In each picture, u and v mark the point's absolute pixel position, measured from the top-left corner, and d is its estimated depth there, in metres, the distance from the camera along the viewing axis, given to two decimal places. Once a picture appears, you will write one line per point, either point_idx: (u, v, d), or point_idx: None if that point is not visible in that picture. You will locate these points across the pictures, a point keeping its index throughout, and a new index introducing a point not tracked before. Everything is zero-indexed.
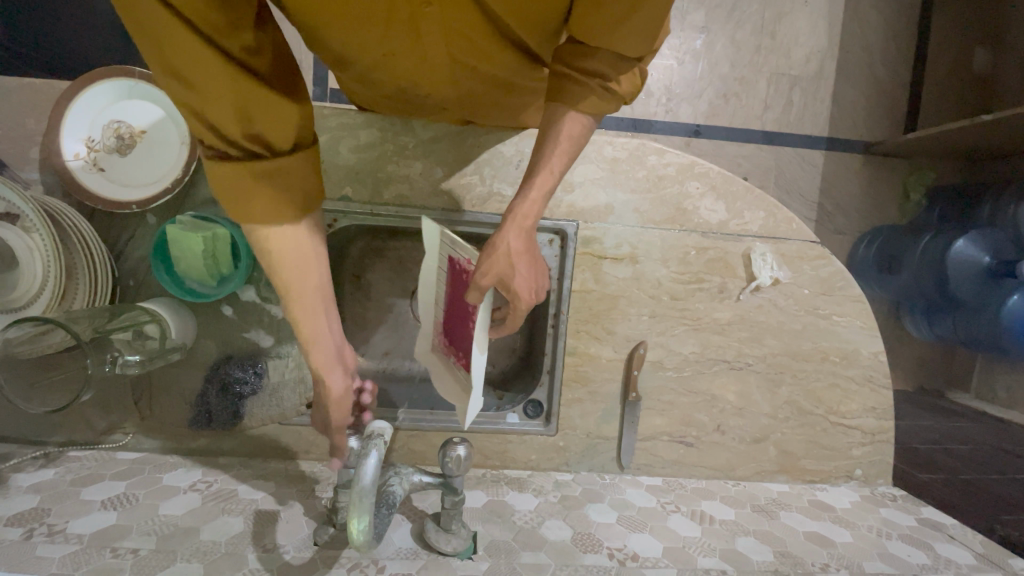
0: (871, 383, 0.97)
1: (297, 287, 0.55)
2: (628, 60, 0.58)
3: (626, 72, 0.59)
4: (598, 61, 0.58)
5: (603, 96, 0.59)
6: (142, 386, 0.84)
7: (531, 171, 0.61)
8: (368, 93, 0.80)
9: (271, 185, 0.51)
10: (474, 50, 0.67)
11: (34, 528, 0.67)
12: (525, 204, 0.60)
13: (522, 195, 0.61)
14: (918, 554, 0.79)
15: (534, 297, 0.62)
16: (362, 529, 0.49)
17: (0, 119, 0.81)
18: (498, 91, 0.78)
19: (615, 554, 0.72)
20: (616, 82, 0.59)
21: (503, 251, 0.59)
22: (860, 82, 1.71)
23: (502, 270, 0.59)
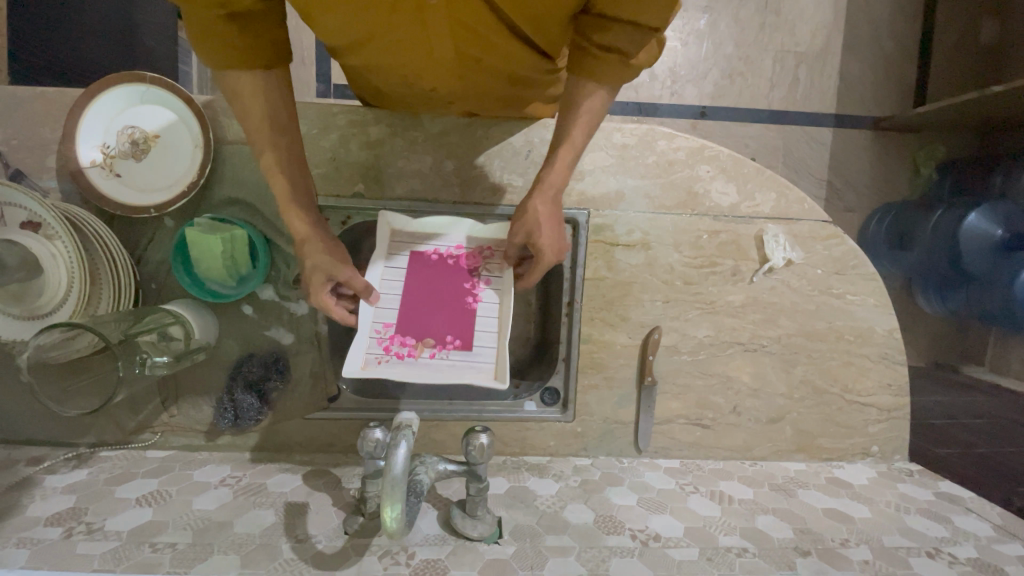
0: (886, 360, 0.98)
1: (263, 132, 0.67)
2: (648, 30, 0.62)
3: (643, 46, 0.63)
4: (618, 32, 0.61)
5: (620, 66, 0.63)
6: (169, 386, 0.87)
7: (556, 142, 0.68)
8: (375, 85, 0.81)
9: (237, 34, 0.60)
10: (481, 43, 0.68)
11: (73, 527, 0.69)
12: (549, 174, 0.68)
13: (548, 166, 0.69)
14: (937, 527, 0.80)
15: (557, 254, 0.71)
16: (396, 517, 0.52)
17: (17, 129, 0.82)
18: (507, 83, 0.79)
19: (637, 535, 0.73)
20: (633, 53, 0.63)
21: (530, 215, 0.68)
22: (867, 56, 1.69)
23: (530, 228, 0.69)
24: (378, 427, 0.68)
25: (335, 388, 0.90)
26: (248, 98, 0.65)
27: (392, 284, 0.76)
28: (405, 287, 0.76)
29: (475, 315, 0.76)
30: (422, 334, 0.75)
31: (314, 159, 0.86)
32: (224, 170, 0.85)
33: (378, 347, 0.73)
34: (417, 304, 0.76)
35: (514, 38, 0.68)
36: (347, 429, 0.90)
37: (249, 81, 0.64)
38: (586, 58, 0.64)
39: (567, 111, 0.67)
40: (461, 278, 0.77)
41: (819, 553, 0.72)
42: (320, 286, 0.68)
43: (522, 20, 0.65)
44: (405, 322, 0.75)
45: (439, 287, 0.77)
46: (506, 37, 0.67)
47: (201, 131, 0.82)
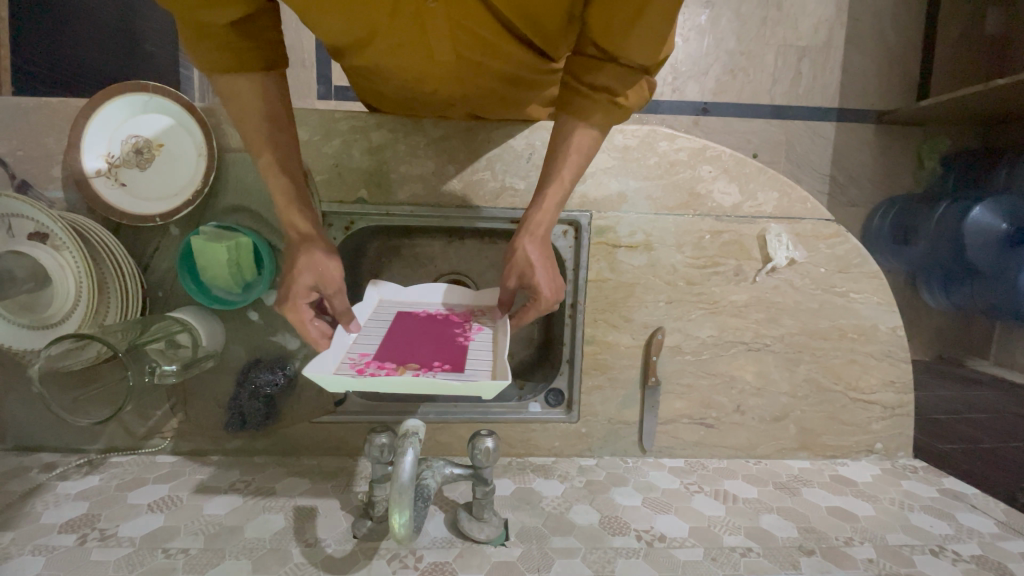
0: (889, 358, 0.98)
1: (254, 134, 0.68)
2: (637, 69, 0.64)
3: (634, 85, 0.65)
4: (606, 74, 0.64)
5: (607, 107, 0.65)
6: (178, 392, 0.88)
7: (544, 183, 0.70)
8: (375, 88, 0.82)
9: (234, 33, 0.61)
10: (482, 47, 0.69)
11: (87, 533, 0.70)
12: (535, 216, 0.69)
13: (536, 205, 0.70)
14: (941, 524, 0.80)
15: (556, 295, 0.69)
16: (404, 523, 0.52)
17: (21, 140, 0.83)
18: (507, 89, 0.79)
19: (642, 536, 0.73)
20: (621, 96, 0.65)
21: (520, 258, 0.69)
22: (870, 49, 1.67)
23: (522, 271, 0.69)
24: (384, 433, 0.69)
25: (340, 392, 0.91)
26: (246, 99, 0.66)
27: (373, 330, 0.75)
28: (385, 332, 0.74)
29: (463, 350, 0.71)
30: (402, 359, 0.68)
31: (317, 165, 0.86)
32: (228, 178, 0.85)
33: (348, 368, 0.65)
34: (399, 340, 0.72)
35: (516, 42, 0.69)
36: (353, 433, 0.91)
37: (248, 84, 0.65)
38: (575, 98, 0.66)
39: (558, 150, 0.69)
40: (448, 325, 0.78)
41: (823, 552, 0.72)
42: (302, 292, 0.68)
43: (524, 26, 0.67)
44: (384, 351, 0.70)
45: (424, 330, 0.76)
46: (507, 42, 0.68)
47: (204, 139, 0.83)
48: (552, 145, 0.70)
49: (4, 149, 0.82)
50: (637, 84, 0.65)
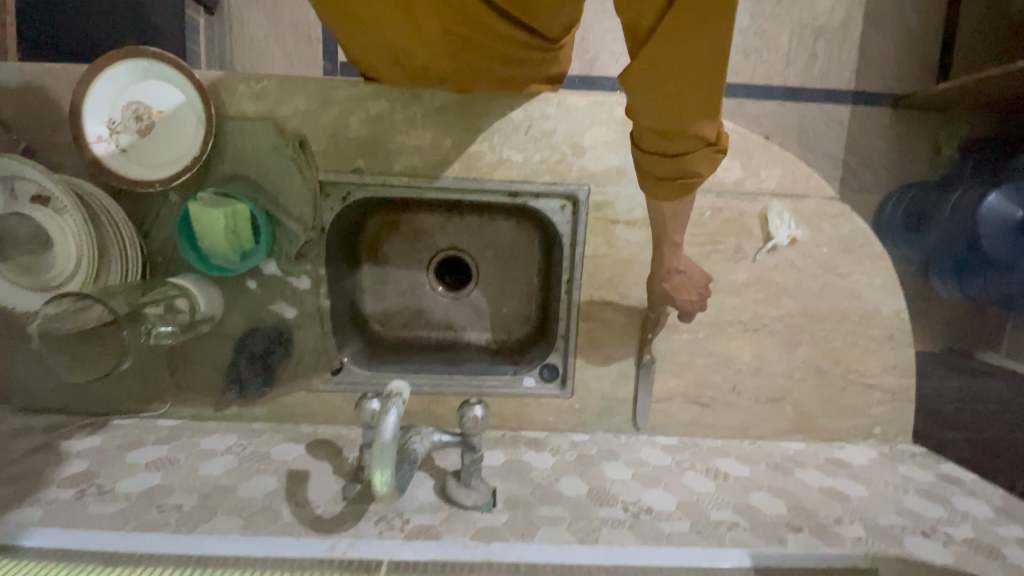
0: (891, 341, 0.96)
1: None
2: (701, 146, 0.58)
3: (705, 161, 0.59)
4: (670, 164, 0.61)
5: (678, 187, 0.63)
6: (177, 357, 0.89)
7: (661, 244, 0.79)
8: (367, 57, 0.80)
9: None
10: (466, 22, 0.65)
11: (85, 488, 0.72)
12: (662, 269, 0.83)
13: (661, 260, 0.82)
14: (935, 508, 0.79)
15: (699, 302, 0.88)
16: (385, 481, 0.53)
17: (26, 105, 0.84)
18: (500, 66, 0.77)
19: (629, 507, 0.73)
20: (694, 173, 0.61)
21: (657, 292, 0.86)
22: (889, 29, 1.62)
23: (666, 301, 0.88)
24: (375, 398, 0.70)
25: (338, 361, 0.93)
26: None
27: None
28: None
29: None
30: None
31: (315, 134, 0.86)
32: (227, 146, 0.85)
33: None
34: None
35: (498, 17, 0.64)
36: (350, 401, 0.92)
37: None
38: (649, 185, 0.66)
39: (664, 221, 0.73)
40: None
41: (811, 529, 0.71)
42: None
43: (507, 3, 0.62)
44: None
45: None
46: (500, 23, 0.65)
47: (204, 107, 0.83)
48: (658, 222, 0.74)
49: (10, 115, 0.84)
50: (705, 157, 0.59)
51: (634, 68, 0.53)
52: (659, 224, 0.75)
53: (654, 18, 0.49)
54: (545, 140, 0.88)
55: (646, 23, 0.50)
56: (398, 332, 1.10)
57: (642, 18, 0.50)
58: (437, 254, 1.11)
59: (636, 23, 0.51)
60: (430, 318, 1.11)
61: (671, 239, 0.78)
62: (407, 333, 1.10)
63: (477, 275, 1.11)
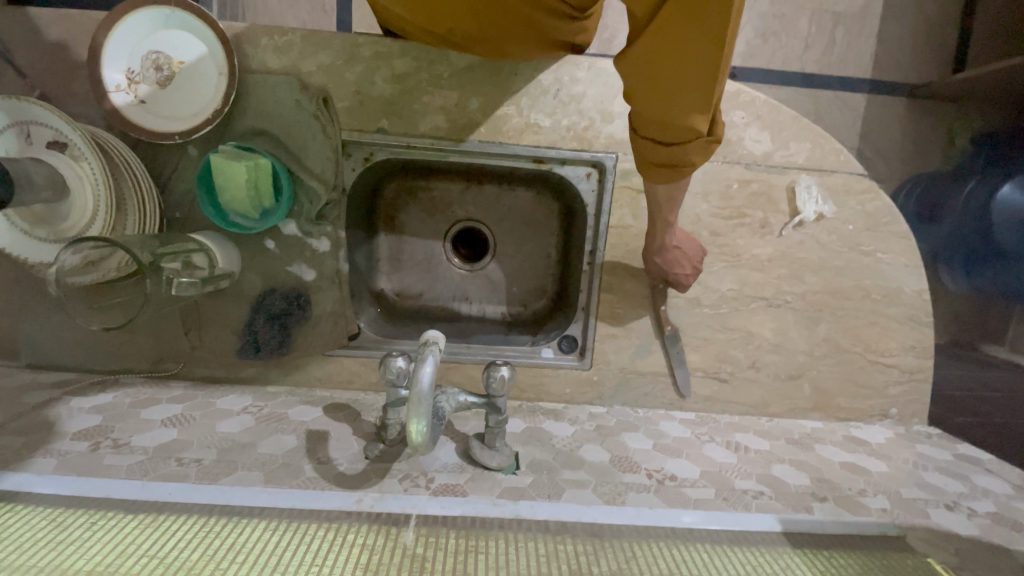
0: (912, 321, 0.96)
1: None
2: (694, 140, 0.57)
3: (698, 151, 0.59)
4: (664, 151, 0.61)
5: (674, 174, 0.63)
6: (192, 316, 0.87)
7: (655, 222, 0.80)
8: (396, 12, 0.78)
9: None
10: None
11: (101, 441, 0.70)
12: (655, 247, 0.84)
13: (653, 236, 0.83)
14: (955, 483, 0.79)
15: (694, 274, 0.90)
16: (421, 430, 0.52)
17: (42, 51, 0.81)
18: (525, 31, 0.75)
19: (653, 474, 0.73)
20: (688, 163, 0.61)
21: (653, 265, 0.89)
22: (910, 17, 1.61)
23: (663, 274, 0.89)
24: (400, 356, 0.68)
25: (355, 326, 0.92)
26: None
27: None
28: None
29: None
30: None
31: (339, 91, 0.84)
32: (249, 100, 0.83)
33: None
34: None
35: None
36: (366, 367, 0.91)
37: None
38: (647, 168, 0.66)
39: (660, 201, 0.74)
40: None
41: (836, 500, 0.71)
42: None
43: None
44: None
45: None
46: None
47: (225, 58, 0.81)
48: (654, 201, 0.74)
49: (25, 61, 0.81)
50: (699, 149, 0.59)
51: (632, 54, 0.54)
52: (655, 205, 0.75)
53: (646, 11, 0.49)
54: (574, 105, 0.86)
55: (640, 13, 0.50)
56: (413, 302, 1.09)
57: (635, 9, 0.50)
58: (454, 225, 1.10)
59: (635, 10, 0.51)
60: (445, 289, 1.09)
61: (665, 219, 0.78)
62: (422, 303, 1.09)
63: (494, 246, 1.10)
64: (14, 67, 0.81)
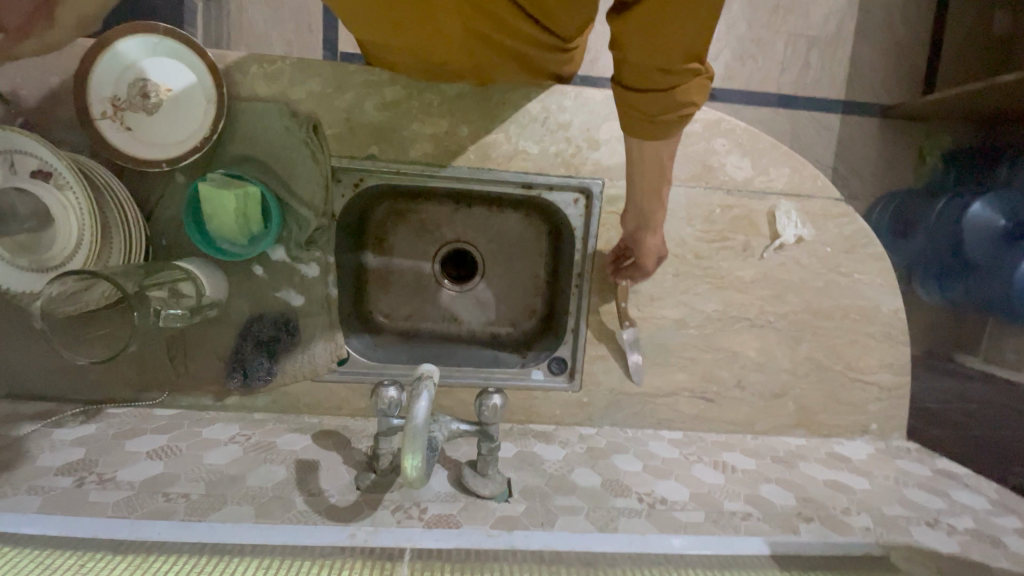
0: (889, 340, 0.99)
1: None
2: (694, 78, 0.57)
3: (698, 88, 0.58)
4: (665, 103, 0.59)
5: (676, 120, 0.61)
6: (177, 344, 0.86)
7: (646, 209, 0.79)
8: (390, 57, 0.79)
9: None
10: (485, 19, 0.64)
11: (85, 476, 0.68)
12: (655, 219, 0.80)
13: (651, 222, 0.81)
14: (935, 499, 0.82)
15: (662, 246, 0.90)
16: (416, 467, 0.52)
17: (24, 77, 0.80)
18: (513, 63, 0.77)
19: (644, 498, 0.73)
20: (688, 105, 0.59)
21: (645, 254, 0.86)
22: (879, 42, 1.67)
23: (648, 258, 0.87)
24: (392, 386, 0.69)
25: (344, 351, 0.91)
26: None
27: None
28: None
29: None
30: None
31: (329, 119, 0.84)
32: (238, 128, 0.83)
33: None
34: None
35: (518, 15, 0.63)
36: (356, 391, 0.90)
37: None
38: (636, 122, 0.63)
39: (647, 167, 0.70)
40: None
41: (822, 520, 0.72)
42: None
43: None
44: None
45: None
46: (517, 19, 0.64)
47: (215, 86, 0.81)
48: (641, 171, 0.72)
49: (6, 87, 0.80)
50: (697, 87, 0.58)
51: (638, 10, 0.49)
52: (647, 174, 0.72)
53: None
54: (561, 133, 0.88)
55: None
56: (401, 324, 1.08)
57: None
58: (443, 246, 1.10)
59: None
60: (434, 310, 1.09)
61: (657, 201, 0.77)
62: (411, 325, 1.09)
63: (483, 267, 1.10)
64: None
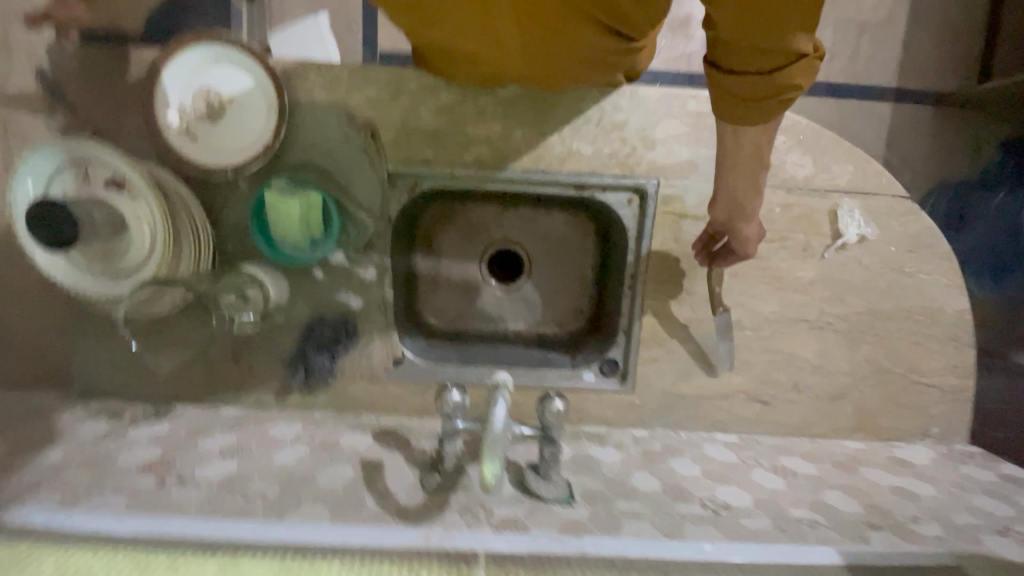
0: (954, 342, 0.96)
1: None
2: (797, 59, 0.53)
3: (802, 69, 0.54)
4: (763, 85, 0.55)
5: (776, 104, 0.57)
6: (241, 345, 0.89)
7: (738, 195, 0.70)
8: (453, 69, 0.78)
9: None
10: (546, 34, 0.63)
11: (165, 475, 0.71)
12: (751, 207, 0.71)
13: (745, 208, 0.72)
14: (1005, 507, 0.79)
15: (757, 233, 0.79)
16: (495, 474, 0.52)
17: (94, 89, 0.82)
18: (584, 70, 0.74)
19: (706, 504, 0.73)
20: (792, 88, 0.55)
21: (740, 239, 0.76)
22: (935, 26, 1.59)
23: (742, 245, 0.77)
24: (455, 390, 0.70)
25: (400, 351, 0.92)
26: None
27: None
28: None
29: None
30: None
31: (385, 124, 0.85)
32: (297, 135, 0.85)
33: None
34: None
35: (584, 27, 0.62)
36: (412, 392, 0.92)
37: None
38: (733, 106, 0.59)
39: (742, 155, 0.64)
40: None
41: (890, 528, 0.71)
42: None
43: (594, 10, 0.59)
44: None
45: None
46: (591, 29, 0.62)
47: (276, 94, 0.82)
48: (734, 157, 0.65)
49: (78, 98, 0.82)
50: (804, 68, 0.54)
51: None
52: (741, 158, 0.65)
53: None
54: (616, 133, 0.87)
55: None
56: (450, 324, 1.09)
57: None
58: (491, 246, 1.10)
59: None
60: (483, 310, 1.10)
61: (752, 184, 0.68)
62: (460, 325, 1.09)
63: (531, 267, 1.10)
64: (68, 105, 0.83)
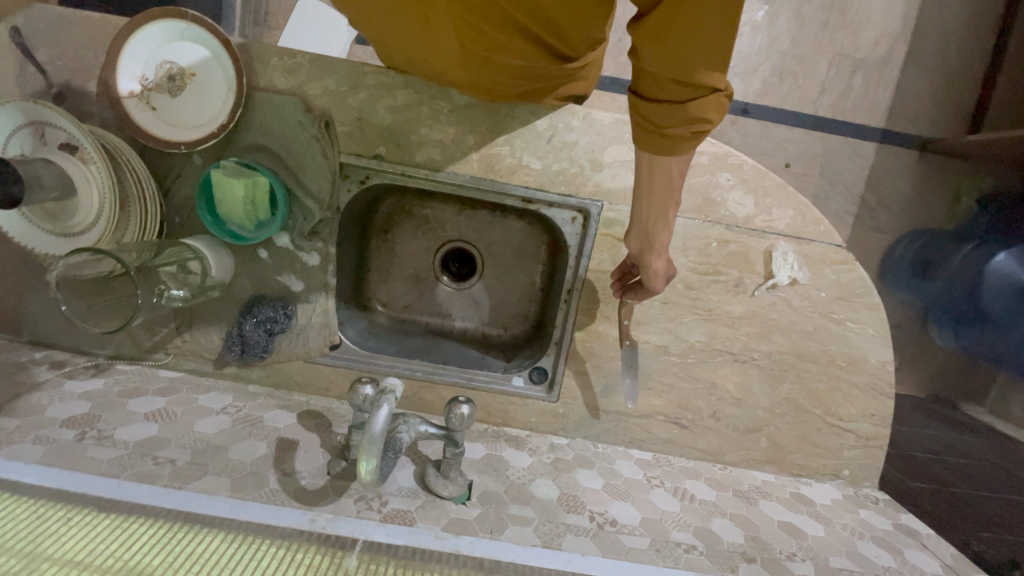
0: (873, 390, 0.99)
1: None
2: (707, 93, 0.55)
3: (713, 105, 0.56)
4: (675, 117, 0.57)
5: (688, 137, 0.59)
6: (185, 313, 0.93)
7: (652, 229, 0.73)
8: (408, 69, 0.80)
9: None
10: (486, 43, 0.62)
11: (86, 431, 0.75)
12: (660, 242, 0.74)
13: (657, 242, 0.74)
14: (884, 556, 0.83)
15: (670, 268, 0.83)
16: (370, 470, 0.56)
17: (61, 51, 0.84)
18: (528, 82, 0.76)
19: (595, 518, 0.77)
20: (703, 121, 0.57)
21: (653, 274, 0.79)
22: (929, 71, 1.56)
23: (649, 278, 0.81)
24: (368, 384, 0.72)
25: (337, 337, 0.96)
26: None
27: None
28: None
29: None
30: None
31: (341, 116, 0.87)
32: (255, 117, 0.87)
33: None
34: None
35: (523, 39, 0.61)
36: (344, 377, 0.96)
37: None
38: (649, 137, 0.61)
39: (655, 186, 0.66)
40: None
41: (764, 562, 0.76)
42: None
43: (534, 24, 0.58)
44: None
45: None
46: (523, 43, 0.62)
47: (235, 75, 0.84)
48: (648, 186, 0.67)
49: (45, 58, 0.84)
50: (713, 104, 0.56)
51: (650, 20, 0.50)
52: (654, 191, 0.67)
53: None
54: (565, 152, 0.89)
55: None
56: (397, 314, 1.13)
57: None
58: (446, 244, 1.13)
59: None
60: (430, 304, 1.13)
61: (664, 220, 0.71)
62: (406, 316, 1.13)
63: (482, 268, 1.13)
64: (33, 63, 0.84)
